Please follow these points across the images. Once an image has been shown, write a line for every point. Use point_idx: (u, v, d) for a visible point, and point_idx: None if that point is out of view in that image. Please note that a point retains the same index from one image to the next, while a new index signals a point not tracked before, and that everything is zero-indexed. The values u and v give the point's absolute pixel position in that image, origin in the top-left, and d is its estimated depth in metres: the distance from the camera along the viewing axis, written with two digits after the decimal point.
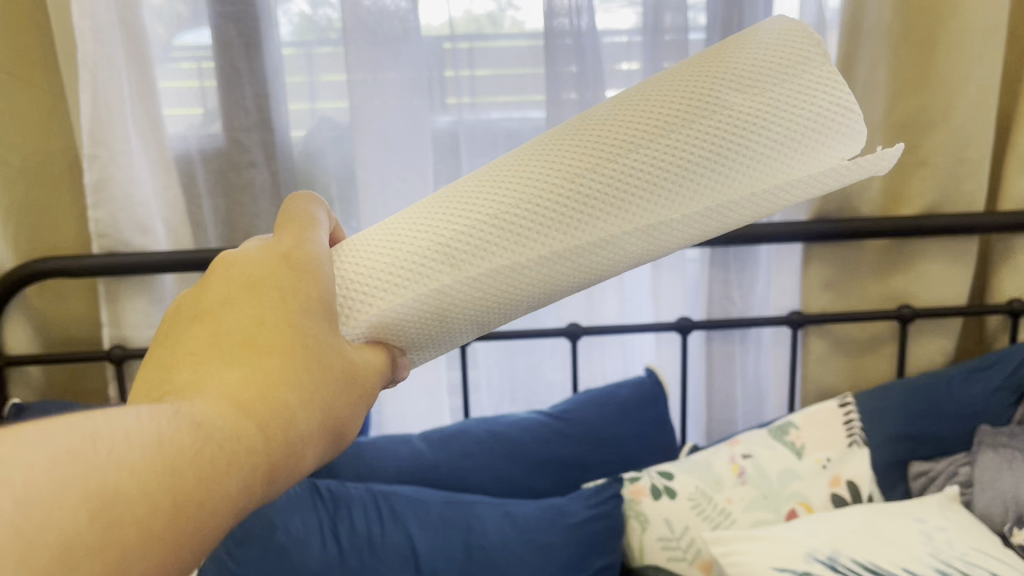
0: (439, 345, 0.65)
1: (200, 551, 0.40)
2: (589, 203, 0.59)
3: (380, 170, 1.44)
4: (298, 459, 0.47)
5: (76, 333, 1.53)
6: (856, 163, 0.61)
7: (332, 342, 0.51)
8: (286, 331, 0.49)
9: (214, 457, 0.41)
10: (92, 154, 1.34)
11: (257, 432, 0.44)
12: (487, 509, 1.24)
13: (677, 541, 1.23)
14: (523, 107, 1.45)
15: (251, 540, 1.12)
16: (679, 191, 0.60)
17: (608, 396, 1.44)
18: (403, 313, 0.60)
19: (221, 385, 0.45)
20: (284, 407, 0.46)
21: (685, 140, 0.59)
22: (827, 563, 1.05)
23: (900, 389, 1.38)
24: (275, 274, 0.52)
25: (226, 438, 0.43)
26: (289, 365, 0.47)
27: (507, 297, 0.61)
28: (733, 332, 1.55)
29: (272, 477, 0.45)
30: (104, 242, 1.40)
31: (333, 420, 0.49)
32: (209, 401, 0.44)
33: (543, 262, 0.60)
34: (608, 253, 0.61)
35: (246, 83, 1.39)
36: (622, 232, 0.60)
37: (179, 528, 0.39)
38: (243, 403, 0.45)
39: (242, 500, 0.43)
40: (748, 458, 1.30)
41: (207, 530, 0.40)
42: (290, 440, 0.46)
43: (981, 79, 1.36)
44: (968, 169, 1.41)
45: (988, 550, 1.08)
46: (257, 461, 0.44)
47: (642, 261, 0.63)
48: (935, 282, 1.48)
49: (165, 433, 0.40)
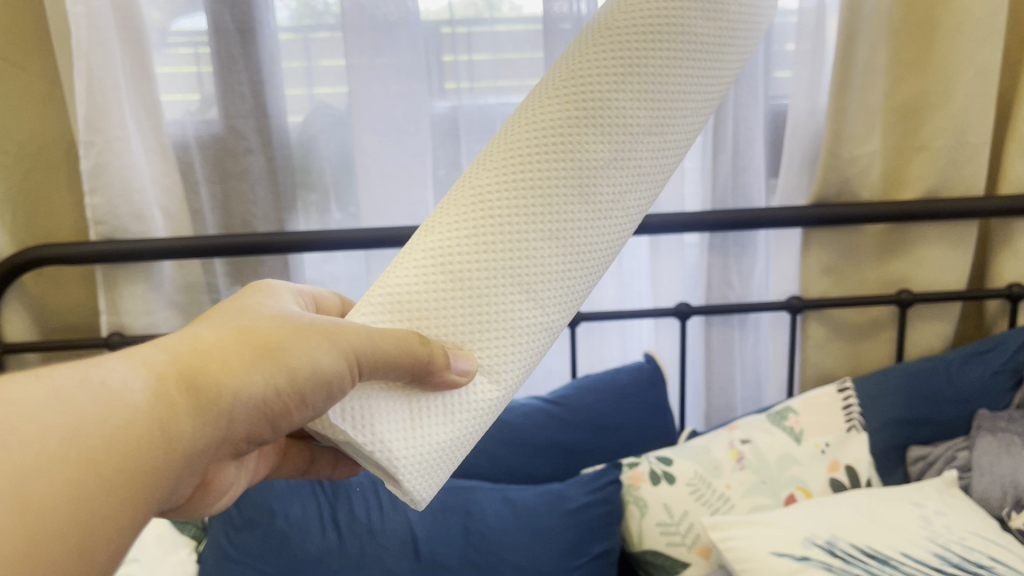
0: (479, 311, 0.66)
1: (131, 462, 0.50)
2: (521, 133, 0.69)
3: (378, 156, 1.43)
4: (224, 401, 0.56)
5: (76, 320, 1.53)
6: None
7: (264, 313, 0.62)
8: (224, 321, 0.60)
9: (125, 403, 0.51)
10: (88, 141, 1.33)
11: (173, 384, 0.54)
12: (487, 494, 1.24)
13: (676, 525, 1.23)
14: (521, 92, 1.45)
15: (251, 527, 1.17)
16: (580, 67, 0.70)
17: (607, 382, 1.44)
18: (403, 273, 0.66)
19: (158, 351, 0.56)
20: (209, 363, 0.56)
21: (573, 50, 0.72)
22: (825, 548, 1.05)
23: (898, 373, 1.38)
24: (231, 303, 0.65)
25: (135, 375, 0.53)
26: (219, 337, 0.58)
27: (488, 203, 0.67)
28: (732, 318, 1.55)
29: (197, 392, 0.55)
30: (101, 229, 1.40)
31: (251, 344, 0.58)
32: (139, 360, 0.55)
33: (496, 164, 0.69)
34: (548, 127, 0.68)
35: (242, 70, 1.38)
36: (550, 109, 0.69)
37: (88, 443, 0.48)
38: (171, 359, 0.55)
39: (152, 432, 0.52)
40: (746, 443, 1.30)
41: (127, 449, 0.50)
42: (204, 361, 0.56)
43: (982, 63, 1.35)
44: (968, 153, 1.41)
45: (987, 534, 1.08)
46: (173, 387, 0.54)
47: (615, 166, 0.69)
48: (935, 266, 1.47)
49: (86, 386, 0.51)
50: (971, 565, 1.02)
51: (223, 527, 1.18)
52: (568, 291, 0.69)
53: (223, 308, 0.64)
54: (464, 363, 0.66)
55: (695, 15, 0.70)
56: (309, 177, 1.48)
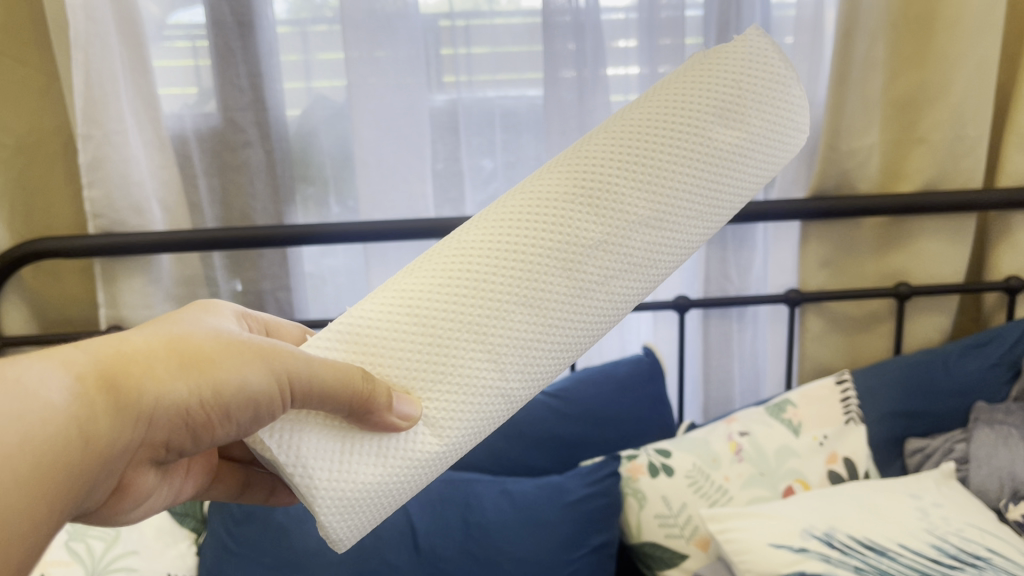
0: (439, 371, 0.66)
1: (43, 460, 0.51)
2: (522, 190, 0.70)
3: (377, 149, 1.43)
4: (145, 406, 0.57)
5: (74, 313, 1.53)
6: (725, 55, 0.74)
7: (206, 324, 0.63)
8: (162, 327, 0.61)
9: (45, 397, 0.52)
10: (86, 134, 1.33)
11: (97, 384, 0.55)
12: (486, 487, 1.24)
13: (675, 517, 1.23)
14: (519, 85, 1.45)
15: (250, 520, 1.19)
16: (592, 138, 0.72)
17: (606, 375, 1.44)
18: (373, 308, 0.67)
19: (91, 347, 0.57)
20: (137, 368, 0.57)
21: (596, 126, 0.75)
22: (823, 539, 1.06)
23: (895, 366, 1.38)
24: (180, 312, 0.66)
25: (57, 374, 0.54)
26: (153, 342, 0.59)
27: (471, 257, 0.67)
28: (730, 311, 1.55)
29: (116, 396, 0.55)
30: (99, 223, 1.39)
31: (178, 354, 0.58)
32: (67, 355, 0.56)
33: (490, 216, 0.70)
34: (545, 189, 0.69)
35: (239, 63, 1.38)
36: (553, 171, 0.70)
37: (1, 441, 0.49)
38: (100, 358, 0.56)
39: (68, 430, 0.53)
40: (744, 435, 1.31)
41: (39, 442, 0.51)
42: (129, 365, 0.57)
43: (981, 55, 1.35)
44: (969, 143, 1.40)
45: (984, 526, 1.09)
46: (93, 388, 0.55)
47: (601, 243, 0.68)
48: (933, 259, 1.48)
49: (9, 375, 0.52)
50: (968, 556, 1.03)
51: (222, 520, 1.20)
52: (530, 365, 0.68)
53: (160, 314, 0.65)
54: (407, 408, 0.64)
55: (713, 114, 0.71)
56: (308, 170, 1.48)
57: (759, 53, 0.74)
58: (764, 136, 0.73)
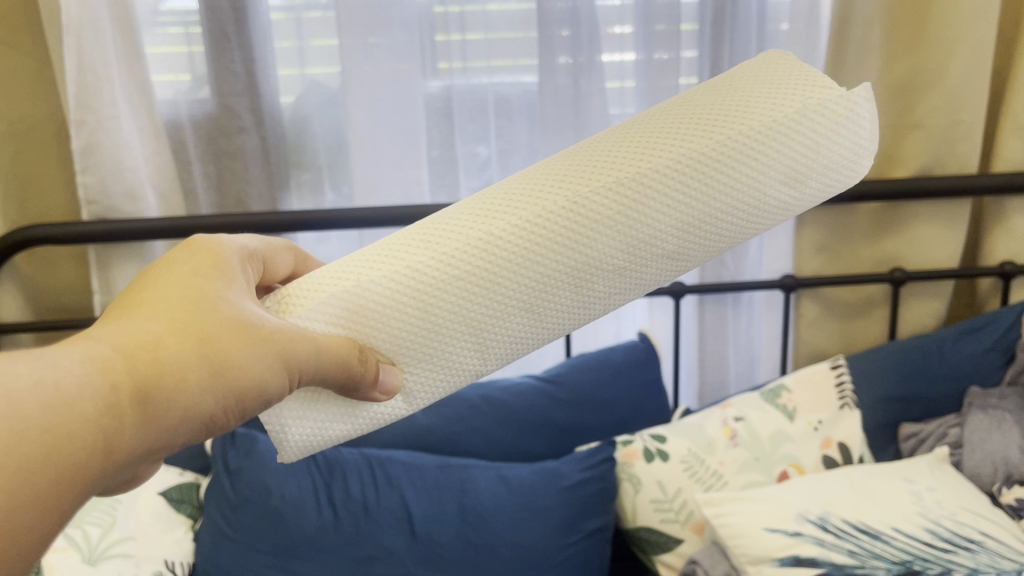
0: (429, 354, 0.64)
1: (66, 476, 0.46)
2: (562, 200, 0.62)
3: (372, 136, 1.43)
4: (176, 417, 0.51)
5: (68, 300, 1.52)
6: (823, 106, 0.63)
7: (237, 306, 0.57)
8: (191, 308, 0.55)
9: (73, 406, 0.46)
10: (79, 119, 1.32)
11: (127, 385, 0.49)
12: (481, 472, 1.24)
13: (671, 503, 1.24)
14: (514, 72, 1.44)
15: (246, 506, 1.18)
16: (646, 148, 0.63)
17: (601, 360, 1.44)
18: (378, 282, 0.62)
19: (115, 337, 0.50)
20: (169, 368, 0.51)
21: (656, 121, 0.65)
22: (818, 523, 1.06)
23: (889, 351, 1.38)
24: (202, 271, 0.59)
25: (86, 376, 0.47)
26: (181, 335, 0.52)
27: (485, 274, 0.62)
28: (725, 296, 1.55)
29: (146, 404, 0.50)
30: (93, 209, 1.39)
31: (209, 356, 0.53)
32: (89, 349, 0.49)
33: (514, 223, 0.62)
34: (582, 215, 0.62)
35: (234, 48, 1.37)
36: (597, 185, 0.62)
37: (23, 456, 0.43)
38: (129, 356, 0.50)
39: (97, 443, 0.47)
40: (739, 421, 1.31)
41: (65, 459, 0.45)
42: (162, 368, 0.50)
43: (977, 39, 1.34)
44: (962, 131, 1.40)
45: (977, 509, 1.09)
46: (121, 392, 0.48)
47: (618, 270, 0.64)
48: (927, 245, 1.48)
49: (34, 379, 0.45)
50: (961, 540, 1.04)
51: (219, 507, 1.21)
52: (513, 354, 0.67)
53: (186, 278, 0.57)
54: (390, 381, 0.63)
55: (780, 177, 0.64)
56: (302, 157, 1.48)
57: (853, 113, 0.64)
58: (820, 196, 0.67)
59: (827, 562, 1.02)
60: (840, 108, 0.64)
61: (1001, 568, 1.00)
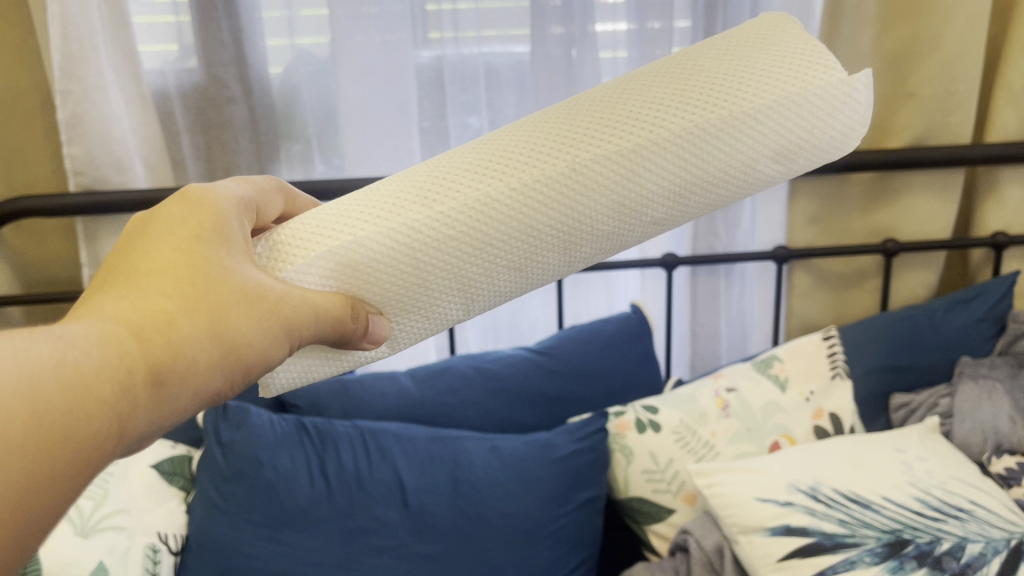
0: (416, 307, 0.64)
1: (92, 455, 0.42)
2: (558, 166, 0.60)
3: (362, 107, 1.41)
4: (189, 395, 0.48)
5: (57, 273, 1.51)
6: (825, 90, 0.62)
7: (239, 274, 0.54)
8: (194, 279, 0.51)
9: (91, 386, 0.42)
10: (64, 89, 1.30)
11: (142, 362, 0.45)
12: (474, 443, 1.25)
13: (663, 473, 1.24)
14: (505, 42, 1.43)
15: (239, 478, 1.18)
16: (648, 121, 0.61)
17: (594, 332, 1.45)
18: (373, 244, 0.61)
19: (119, 314, 0.47)
20: (179, 343, 0.48)
21: (658, 88, 0.63)
22: (808, 493, 1.07)
23: (881, 322, 1.39)
24: (202, 235, 0.55)
25: (100, 352, 0.44)
26: (189, 309, 0.49)
27: (478, 241, 0.61)
28: (718, 267, 1.55)
29: (162, 385, 0.46)
30: (81, 180, 1.37)
31: (215, 330, 0.50)
32: (96, 327, 0.45)
33: (510, 192, 0.61)
34: (580, 188, 0.61)
35: (223, 16, 1.35)
36: (596, 156, 0.61)
37: (46, 437, 0.40)
38: (139, 333, 0.46)
39: (119, 425, 0.43)
40: (731, 392, 1.31)
41: (89, 440, 0.42)
42: (173, 348, 0.47)
43: (971, 6, 1.34)
44: (957, 100, 1.40)
45: (967, 478, 1.10)
46: (138, 373, 0.45)
47: (606, 236, 0.64)
48: (920, 215, 1.48)
49: (50, 359, 0.42)
50: (951, 508, 1.04)
51: (211, 479, 1.20)
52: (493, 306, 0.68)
53: (185, 243, 0.54)
54: (379, 330, 0.63)
55: (769, 156, 0.63)
56: (291, 128, 1.47)
57: (846, 93, 0.63)
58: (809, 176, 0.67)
59: (818, 532, 1.03)
60: (839, 96, 0.62)
61: (990, 536, 1.00)
